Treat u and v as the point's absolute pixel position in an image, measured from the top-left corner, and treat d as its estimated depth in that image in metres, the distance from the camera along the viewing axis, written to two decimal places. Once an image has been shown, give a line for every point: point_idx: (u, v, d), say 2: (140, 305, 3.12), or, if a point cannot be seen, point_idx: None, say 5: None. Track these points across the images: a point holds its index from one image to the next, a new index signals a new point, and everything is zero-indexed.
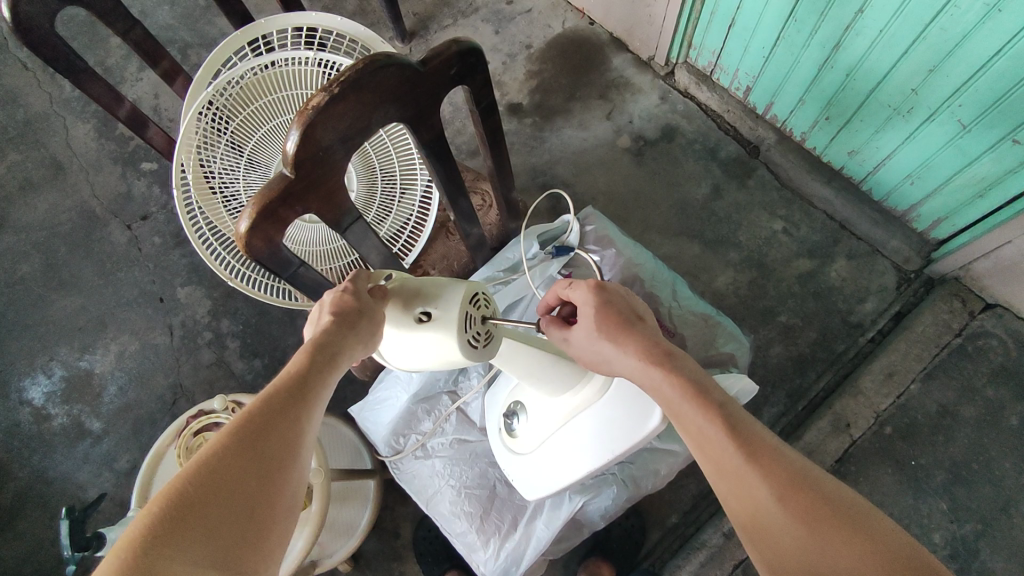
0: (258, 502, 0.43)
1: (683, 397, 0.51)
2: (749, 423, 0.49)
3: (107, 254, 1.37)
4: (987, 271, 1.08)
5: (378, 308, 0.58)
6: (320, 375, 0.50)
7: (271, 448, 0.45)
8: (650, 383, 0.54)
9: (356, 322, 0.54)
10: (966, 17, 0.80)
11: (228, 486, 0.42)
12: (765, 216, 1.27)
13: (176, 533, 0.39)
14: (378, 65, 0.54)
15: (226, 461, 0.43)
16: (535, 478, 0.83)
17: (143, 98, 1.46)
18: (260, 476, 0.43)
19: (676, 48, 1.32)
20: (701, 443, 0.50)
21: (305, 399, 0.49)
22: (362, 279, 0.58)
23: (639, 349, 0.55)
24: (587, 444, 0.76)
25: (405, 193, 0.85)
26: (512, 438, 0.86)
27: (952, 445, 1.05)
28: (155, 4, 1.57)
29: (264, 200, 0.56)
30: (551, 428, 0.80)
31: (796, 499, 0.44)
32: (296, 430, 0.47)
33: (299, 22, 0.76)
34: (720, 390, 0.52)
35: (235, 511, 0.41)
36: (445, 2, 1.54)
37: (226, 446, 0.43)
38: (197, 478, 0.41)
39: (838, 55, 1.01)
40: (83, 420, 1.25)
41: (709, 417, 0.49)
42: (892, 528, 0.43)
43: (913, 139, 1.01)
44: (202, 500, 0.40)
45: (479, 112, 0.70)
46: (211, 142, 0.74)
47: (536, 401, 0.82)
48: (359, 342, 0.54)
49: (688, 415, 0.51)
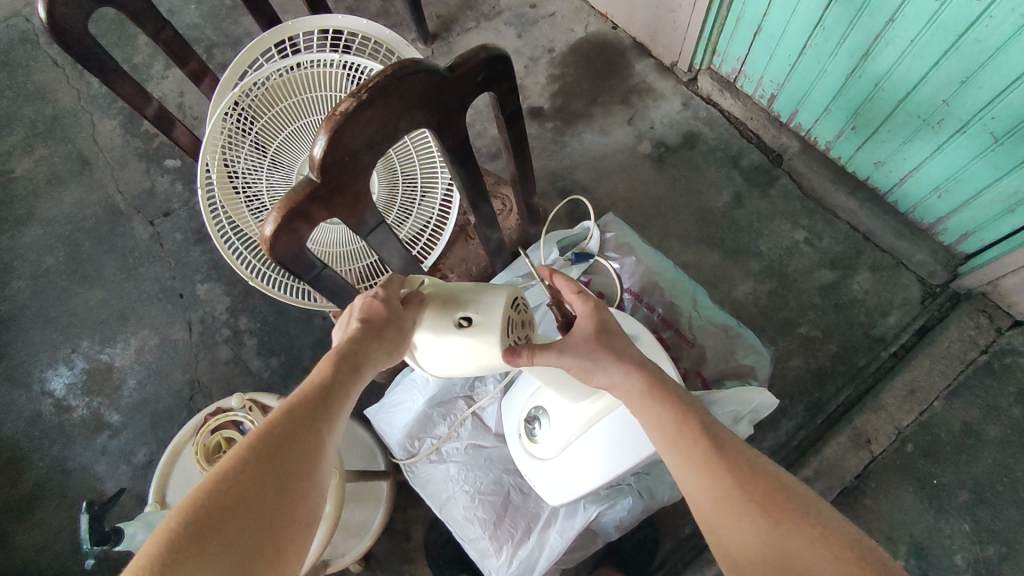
0: (277, 513, 0.44)
1: (648, 398, 0.55)
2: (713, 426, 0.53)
3: (129, 249, 1.39)
4: (1015, 287, 1.06)
5: (407, 315, 0.57)
6: (343, 383, 0.50)
7: (289, 462, 0.45)
8: (629, 392, 0.56)
9: (382, 330, 0.54)
10: (1001, 29, 0.79)
11: (248, 497, 0.43)
12: (787, 226, 1.26)
13: (199, 542, 0.40)
14: (406, 72, 0.54)
15: (245, 472, 0.44)
16: (559, 484, 0.82)
17: (169, 96, 1.48)
18: (277, 489, 0.44)
19: (700, 54, 1.31)
20: (673, 443, 0.53)
21: (325, 410, 0.49)
22: (393, 286, 0.58)
23: (630, 359, 0.57)
24: (618, 451, 0.77)
25: (426, 195, 0.85)
26: (533, 445, 0.84)
27: (977, 465, 1.03)
28: (182, 4, 1.60)
29: (289, 204, 0.56)
30: (569, 436, 0.79)
31: (760, 496, 0.49)
32: (316, 440, 0.48)
33: (324, 24, 0.76)
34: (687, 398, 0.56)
35: (253, 521, 0.42)
36: (468, 5, 1.54)
37: (244, 459, 0.44)
38: (218, 490, 0.42)
39: (866, 65, 1.00)
40: (102, 413, 1.26)
41: (675, 416, 0.54)
42: (843, 522, 0.48)
43: (942, 151, 0.99)
44: (220, 512, 0.41)
45: (505, 117, 0.70)
46: (235, 142, 0.75)
47: (557, 409, 0.80)
48: (386, 348, 0.54)
49: (660, 419, 0.54)
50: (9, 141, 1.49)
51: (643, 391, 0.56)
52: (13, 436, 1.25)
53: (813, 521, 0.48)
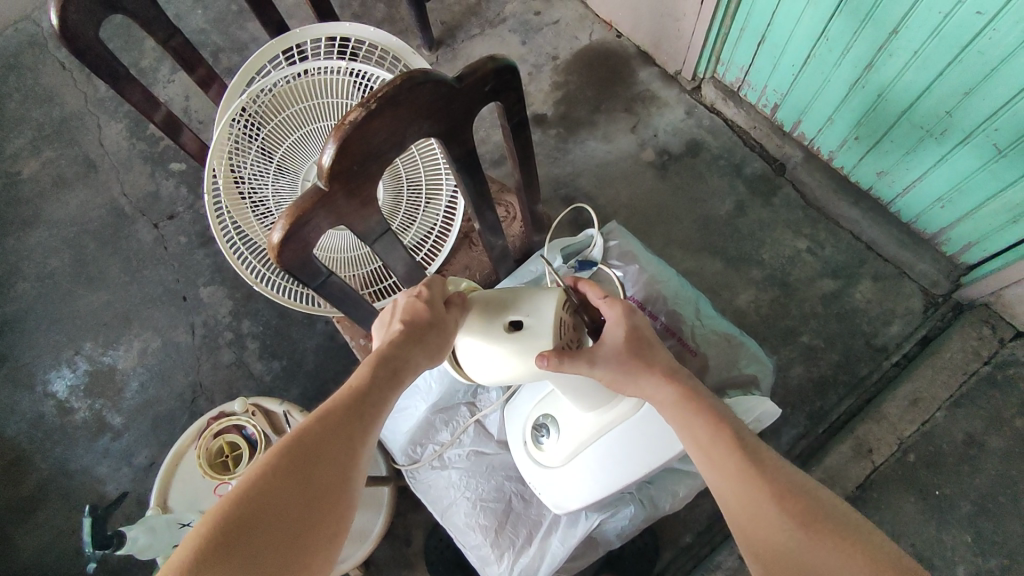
0: (312, 507, 0.49)
1: (681, 407, 0.59)
2: (749, 440, 0.56)
3: (134, 251, 1.39)
4: (1019, 298, 1.06)
5: (449, 318, 0.62)
6: (383, 387, 0.56)
7: (323, 461, 0.50)
8: (663, 400, 0.60)
9: (424, 335, 0.59)
10: (1005, 41, 0.79)
11: (282, 492, 0.48)
12: (790, 235, 1.26)
13: (234, 539, 0.45)
14: (415, 82, 0.54)
15: (283, 469, 0.49)
16: (570, 489, 0.82)
17: (175, 100, 1.49)
18: (311, 485, 0.49)
19: (704, 62, 1.32)
20: (708, 447, 0.56)
21: (363, 413, 0.54)
22: (436, 287, 0.62)
23: (665, 370, 0.61)
24: (628, 459, 0.78)
25: (431, 201, 0.85)
26: (540, 453, 0.84)
27: (979, 477, 1.03)
28: (189, 8, 1.61)
29: (297, 212, 0.56)
30: (580, 442, 0.79)
31: (792, 502, 0.51)
32: (352, 441, 0.52)
33: (332, 32, 0.77)
34: (724, 411, 0.58)
35: (287, 516, 0.47)
36: (473, 12, 1.55)
37: (284, 456, 0.49)
38: (256, 486, 0.47)
39: (870, 76, 1.00)
40: (104, 415, 1.27)
41: (709, 425, 0.57)
42: (878, 540, 0.49)
43: (946, 162, 0.99)
44: (260, 503, 0.47)
45: (511, 127, 0.70)
46: (242, 148, 0.75)
47: (569, 416, 0.80)
48: (428, 351, 0.59)
49: (696, 425, 0.57)
50: (16, 144, 1.50)
51: (676, 400, 0.59)
52: (16, 438, 1.26)
53: (844, 535, 0.49)
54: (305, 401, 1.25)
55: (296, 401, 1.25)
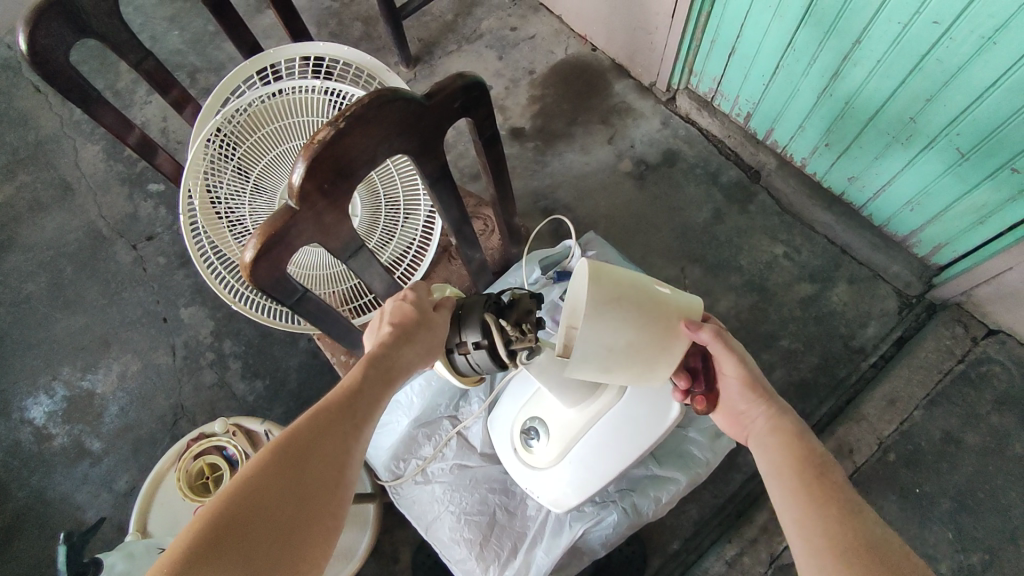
0: (307, 504, 0.49)
1: (779, 440, 0.59)
2: (842, 490, 0.52)
3: (112, 274, 1.38)
4: (990, 297, 1.08)
5: (434, 318, 0.64)
6: (373, 386, 0.57)
7: (315, 458, 0.51)
8: (767, 431, 0.61)
9: (413, 336, 0.61)
10: (962, 49, 0.82)
11: (279, 489, 0.48)
12: (766, 241, 1.28)
13: (225, 537, 0.45)
14: (384, 99, 0.55)
15: (274, 465, 0.49)
16: (570, 484, 0.82)
17: (152, 121, 1.49)
18: (302, 481, 0.49)
19: (678, 74, 1.34)
20: (802, 476, 0.54)
21: (354, 412, 0.55)
22: (422, 289, 0.65)
23: (778, 406, 0.62)
24: (620, 448, 0.81)
25: (409, 218, 0.86)
26: (529, 455, 0.84)
27: (958, 473, 1.04)
28: (165, 30, 1.62)
29: (268, 232, 0.55)
30: (567, 440, 0.80)
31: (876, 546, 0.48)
32: (344, 439, 0.53)
33: (306, 52, 0.77)
34: (821, 455, 0.56)
35: (278, 513, 0.47)
36: (449, 29, 1.57)
37: (277, 453, 0.49)
38: (253, 485, 0.48)
39: (836, 84, 1.03)
40: (83, 440, 1.25)
41: (809, 462, 0.56)
42: None
43: (913, 166, 1.02)
44: (252, 500, 0.47)
45: (482, 142, 0.71)
46: (218, 167, 0.75)
47: (560, 415, 0.81)
48: (418, 350, 0.61)
49: (792, 457, 0.57)
50: None
51: (770, 432, 0.60)
52: None
53: None
54: (288, 420, 1.23)
55: (279, 420, 1.24)
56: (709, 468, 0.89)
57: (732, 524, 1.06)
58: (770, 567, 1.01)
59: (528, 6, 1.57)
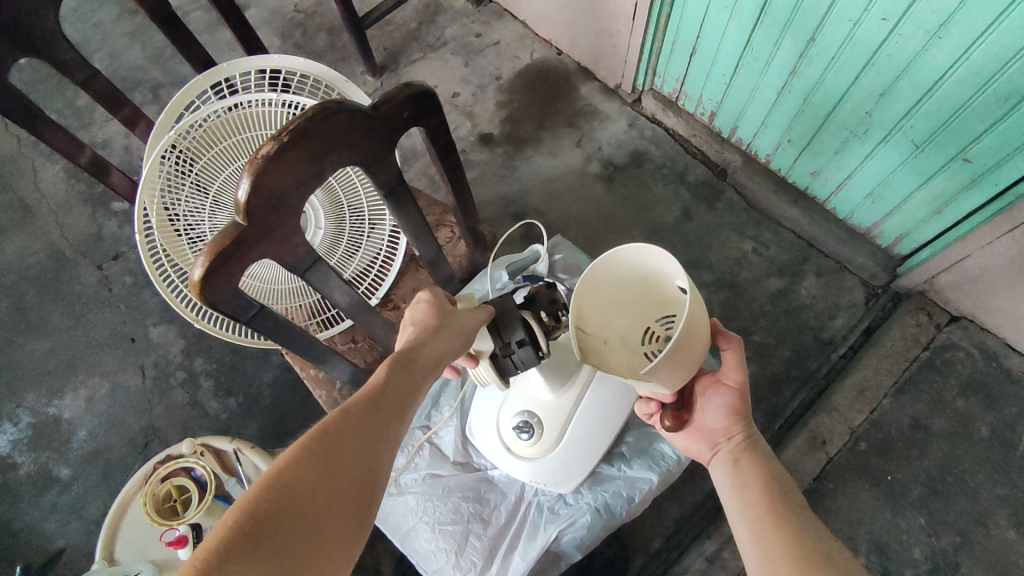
0: (341, 498, 0.46)
1: (745, 461, 0.61)
2: (800, 508, 0.55)
3: (76, 295, 1.35)
4: (950, 285, 1.10)
5: (457, 317, 0.63)
6: (402, 382, 0.55)
7: (346, 452, 0.48)
8: (734, 454, 0.62)
9: (438, 333, 0.60)
10: (910, 44, 0.84)
11: (314, 480, 0.45)
12: (735, 237, 1.29)
13: (259, 532, 0.41)
14: (328, 112, 0.55)
15: (307, 457, 0.46)
16: (573, 462, 0.86)
17: (114, 138, 1.46)
18: (334, 474, 0.46)
19: (642, 75, 1.36)
20: (766, 496, 0.56)
21: (384, 409, 0.53)
22: (441, 291, 0.65)
23: (748, 431, 0.64)
24: (605, 419, 0.87)
25: (374, 229, 0.85)
26: (528, 449, 0.85)
27: (927, 459, 1.06)
28: (125, 46, 1.60)
29: (217, 248, 0.55)
30: (563, 418, 0.85)
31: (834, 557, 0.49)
32: (376, 435, 0.51)
33: (262, 64, 0.76)
34: (784, 480, 0.58)
35: (311, 509, 0.44)
36: (414, 37, 1.57)
37: (309, 446, 0.47)
38: (286, 477, 0.44)
39: (794, 81, 1.04)
40: (51, 467, 1.22)
41: (772, 484, 0.58)
42: None
43: (871, 159, 1.04)
44: (286, 493, 0.43)
45: (437, 150, 0.71)
46: (175, 184, 0.74)
47: (543, 402, 0.85)
48: (445, 343, 0.60)
49: (755, 478, 0.58)
50: None
51: (737, 455, 0.62)
52: None
53: None
54: (263, 436, 1.22)
55: (254, 437, 1.22)
56: (681, 466, 0.89)
57: (711, 520, 1.07)
58: None
59: (492, 12, 1.57)
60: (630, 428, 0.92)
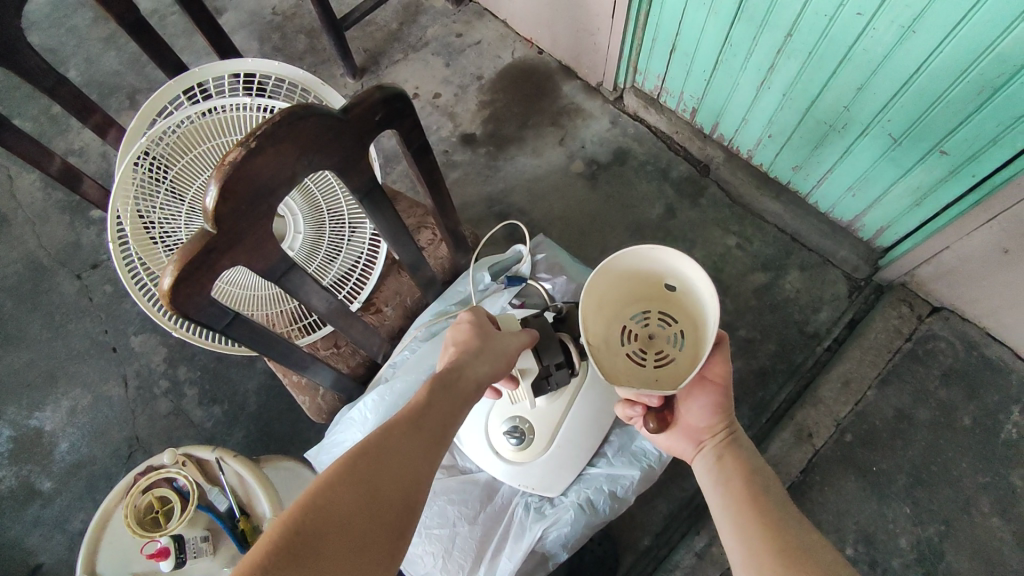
0: (379, 519, 0.45)
1: (727, 460, 0.62)
2: (778, 502, 0.56)
3: (55, 305, 1.33)
4: (931, 276, 1.11)
5: (496, 338, 0.63)
6: (442, 401, 0.54)
7: (386, 473, 0.47)
8: (716, 453, 0.63)
9: (477, 353, 0.59)
10: (885, 38, 0.84)
11: (352, 505, 0.44)
12: (719, 233, 1.30)
13: (295, 551, 0.40)
14: (297, 116, 0.54)
15: (344, 476, 0.45)
16: (563, 465, 0.86)
17: (90, 145, 1.44)
18: (372, 495, 0.45)
19: (623, 73, 1.36)
20: (746, 493, 0.57)
21: (425, 429, 0.51)
22: (481, 311, 0.65)
23: (729, 429, 0.65)
24: (592, 422, 0.87)
25: (355, 233, 0.85)
26: (521, 454, 0.85)
27: (911, 449, 1.07)
28: (101, 51, 1.57)
29: (187, 256, 0.54)
30: (553, 425, 0.84)
31: (811, 549, 0.50)
32: (418, 456, 0.49)
33: (235, 68, 0.75)
34: (767, 477, 0.59)
35: (347, 531, 0.43)
36: (395, 38, 1.56)
37: (347, 466, 0.46)
38: (324, 497, 0.44)
39: (773, 77, 1.05)
40: (33, 480, 1.20)
41: (753, 481, 0.58)
42: None
43: (851, 153, 1.05)
44: (322, 513, 0.43)
45: (412, 152, 0.70)
46: (149, 191, 0.73)
47: (535, 408, 0.84)
48: (485, 366, 0.59)
49: (736, 476, 0.59)
50: None
51: (720, 453, 0.63)
52: None
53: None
54: (249, 444, 1.20)
55: (240, 445, 1.20)
56: (663, 463, 0.89)
57: (700, 516, 1.07)
58: None
59: (472, 12, 1.56)
60: (613, 428, 0.91)
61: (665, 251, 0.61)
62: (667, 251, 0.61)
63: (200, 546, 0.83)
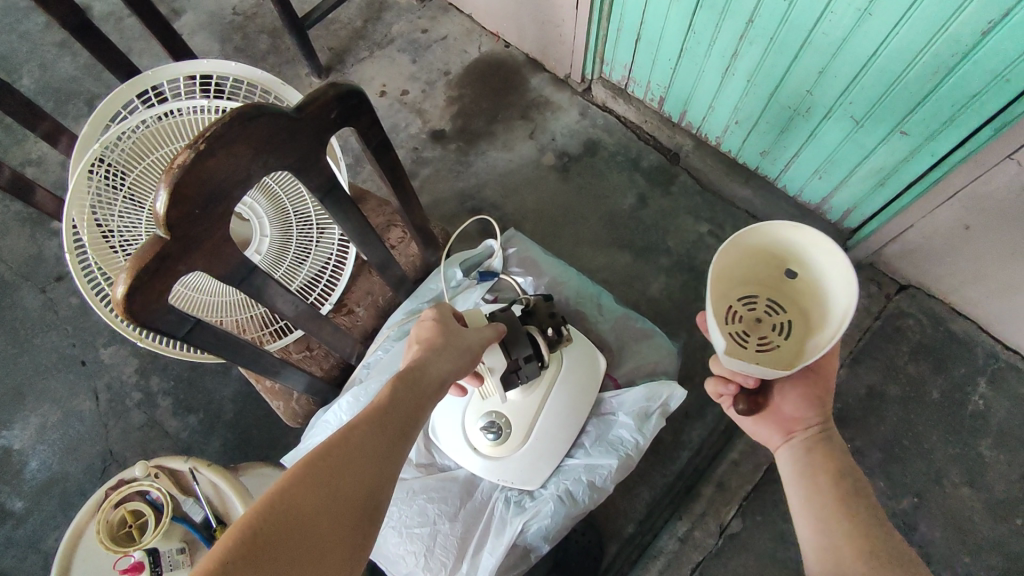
0: (340, 522, 0.44)
1: (818, 453, 0.66)
2: (869, 503, 0.60)
3: (19, 320, 1.29)
4: (897, 254, 1.14)
5: (461, 335, 0.63)
6: (406, 399, 0.53)
7: (350, 473, 0.46)
8: (808, 444, 0.67)
9: (440, 351, 0.59)
10: (842, 22, 0.85)
11: (315, 509, 0.43)
12: (691, 221, 1.31)
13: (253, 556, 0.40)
14: (249, 117, 0.53)
15: (307, 476, 0.44)
16: (541, 458, 0.87)
17: (49, 154, 1.40)
18: (334, 496, 0.45)
19: (590, 65, 1.36)
20: (836, 490, 0.61)
21: (390, 428, 0.51)
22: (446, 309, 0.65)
23: (821, 423, 0.68)
24: (568, 414, 0.88)
25: (323, 234, 0.84)
26: (497, 449, 0.85)
27: (883, 425, 1.09)
28: (56, 56, 1.53)
29: (140, 263, 0.53)
30: (529, 417, 0.85)
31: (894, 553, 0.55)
32: (382, 455, 0.49)
33: (190, 70, 0.73)
34: (856, 475, 0.63)
35: (307, 532, 0.42)
36: (359, 36, 1.54)
37: (310, 465, 0.45)
38: (285, 498, 0.43)
39: (736, 63, 1.06)
40: (4, 500, 1.17)
41: (842, 478, 0.63)
42: None
43: (815, 136, 1.06)
44: (283, 515, 0.42)
45: (372, 150, 0.70)
46: (106, 198, 0.71)
47: (510, 402, 0.84)
48: (449, 363, 0.59)
49: (826, 471, 0.63)
50: None
51: (810, 444, 0.67)
52: None
53: None
54: (226, 452, 1.19)
55: (217, 454, 1.19)
56: (640, 451, 0.90)
57: (682, 501, 1.08)
58: (720, 538, 1.05)
59: (437, 7, 1.55)
60: (590, 418, 0.92)
61: (803, 235, 0.64)
62: (807, 236, 0.64)
63: (177, 558, 0.81)
